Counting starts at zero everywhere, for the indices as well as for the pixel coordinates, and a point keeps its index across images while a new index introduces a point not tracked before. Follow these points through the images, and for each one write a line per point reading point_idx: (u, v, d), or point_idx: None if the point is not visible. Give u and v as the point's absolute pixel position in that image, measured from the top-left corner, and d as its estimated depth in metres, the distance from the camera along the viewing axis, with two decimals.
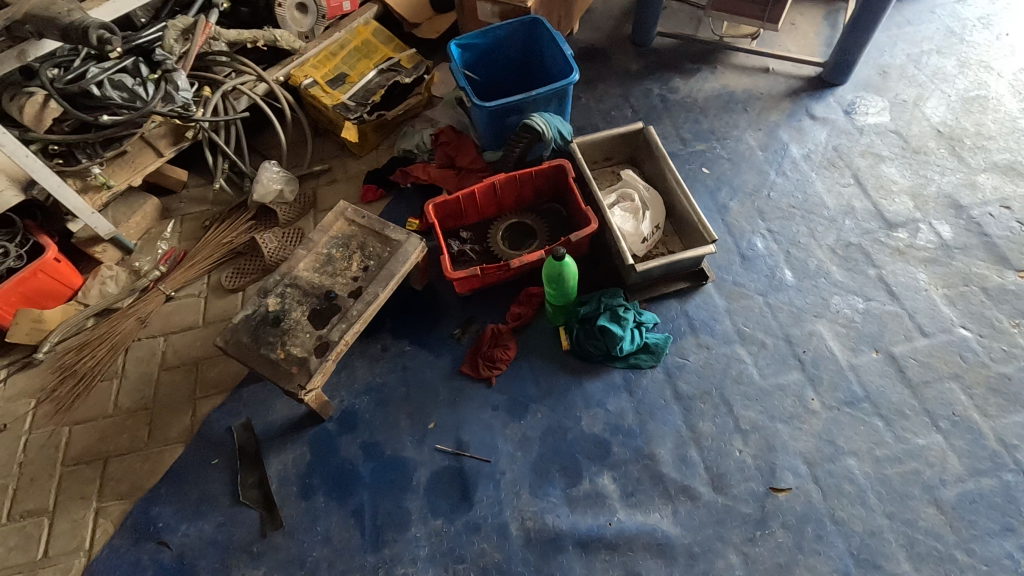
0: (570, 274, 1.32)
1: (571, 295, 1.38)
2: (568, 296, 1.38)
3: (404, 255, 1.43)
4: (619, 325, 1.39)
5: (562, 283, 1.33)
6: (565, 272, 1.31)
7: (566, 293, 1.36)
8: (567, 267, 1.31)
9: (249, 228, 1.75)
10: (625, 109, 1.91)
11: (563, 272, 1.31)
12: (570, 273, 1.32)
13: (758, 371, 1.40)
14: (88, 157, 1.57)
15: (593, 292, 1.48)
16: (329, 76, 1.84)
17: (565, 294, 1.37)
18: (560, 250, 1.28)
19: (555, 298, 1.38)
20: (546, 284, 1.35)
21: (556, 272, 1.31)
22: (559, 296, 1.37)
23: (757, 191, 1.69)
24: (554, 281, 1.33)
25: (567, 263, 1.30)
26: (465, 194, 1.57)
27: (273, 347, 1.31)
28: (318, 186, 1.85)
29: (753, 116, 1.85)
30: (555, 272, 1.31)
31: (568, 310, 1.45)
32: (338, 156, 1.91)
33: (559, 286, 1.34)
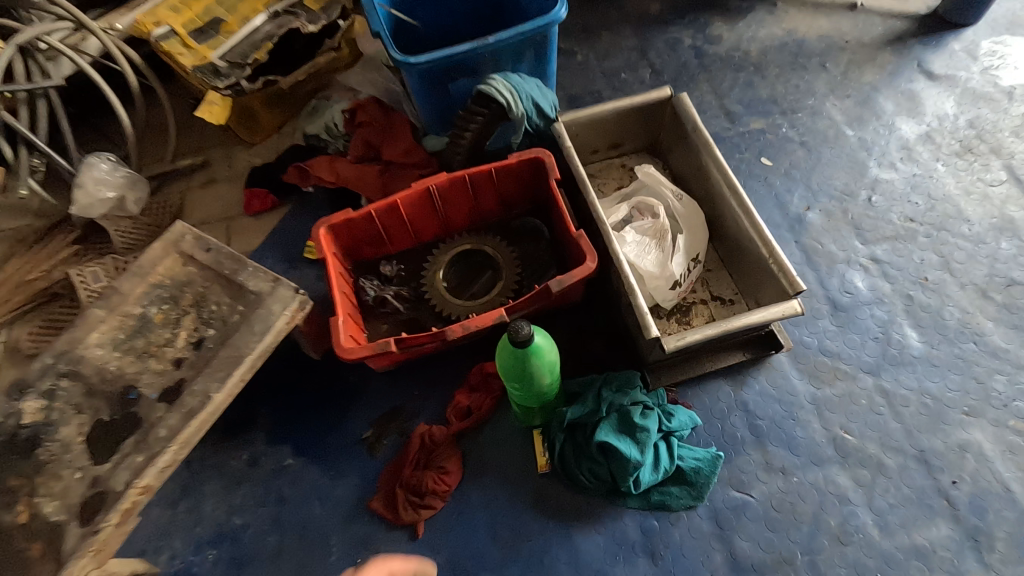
0: (544, 364, 0.74)
1: (548, 392, 0.79)
2: (545, 394, 0.79)
3: (262, 320, 0.84)
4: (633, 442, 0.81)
5: (530, 379, 0.75)
6: (532, 361, 0.73)
7: (538, 392, 0.78)
8: (537, 352, 0.72)
9: (72, 257, 1.14)
10: (641, 69, 1.28)
11: (529, 361, 0.73)
12: (544, 362, 0.74)
13: (876, 520, 0.81)
14: None
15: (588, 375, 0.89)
16: (194, 23, 1.19)
17: (540, 392, 0.79)
18: (524, 326, 0.69)
19: (521, 397, 0.80)
20: (503, 380, 0.76)
21: (518, 361, 0.73)
22: (525, 396, 0.78)
23: (852, 194, 1.07)
24: (515, 376, 0.75)
25: (536, 346, 0.72)
26: (382, 209, 0.97)
27: (15, 502, 0.74)
28: (188, 190, 1.27)
29: (836, 76, 1.22)
30: (515, 362, 0.73)
31: (545, 409, 0.85)
32: (221, 144, 1.31)
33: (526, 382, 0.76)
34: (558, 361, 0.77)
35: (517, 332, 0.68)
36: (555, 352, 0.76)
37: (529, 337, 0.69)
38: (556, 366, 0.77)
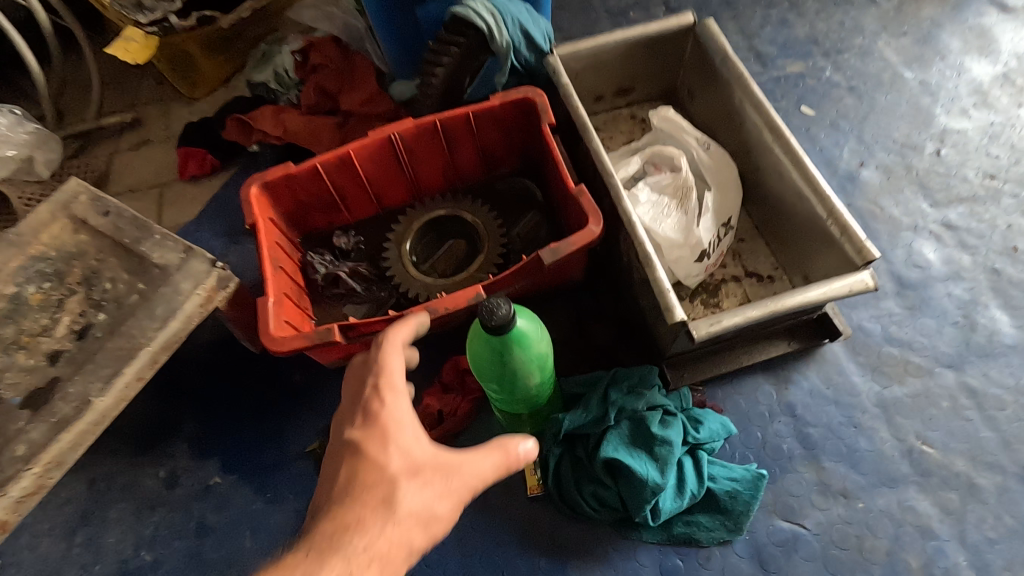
0: (531, 358, 0.55)
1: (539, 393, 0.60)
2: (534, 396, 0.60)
3: (165, 302, 0.64)
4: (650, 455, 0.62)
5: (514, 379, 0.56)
6: (513, 355, 0.53)
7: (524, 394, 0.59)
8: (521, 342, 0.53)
9: None
10: (653, 7, 1.07)
11: (511, 355, 0.53)
12: (531, 355, 0.54)
13: (967, 558, 0.62)
14: None
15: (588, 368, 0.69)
16: None
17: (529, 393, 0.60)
18: (502, 306, 0.50)
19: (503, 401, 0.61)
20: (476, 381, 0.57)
21: (495, 355, 0.53)
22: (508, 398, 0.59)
23: (915, 148, 0.87)
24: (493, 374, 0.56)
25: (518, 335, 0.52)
26: (331, 164, 0.77)
27: None
28: (116, 154, 1.07)
29: (888, 10, 1.01)
30: (492, 357, 0.54)
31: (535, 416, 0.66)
32: (155, 99, 1.11)
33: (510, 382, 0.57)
34: (551, 353, 0.58)
35: (489, 316, 0.49)
36: (546, 340, 0.57)
37: (509, 322, 0.49)
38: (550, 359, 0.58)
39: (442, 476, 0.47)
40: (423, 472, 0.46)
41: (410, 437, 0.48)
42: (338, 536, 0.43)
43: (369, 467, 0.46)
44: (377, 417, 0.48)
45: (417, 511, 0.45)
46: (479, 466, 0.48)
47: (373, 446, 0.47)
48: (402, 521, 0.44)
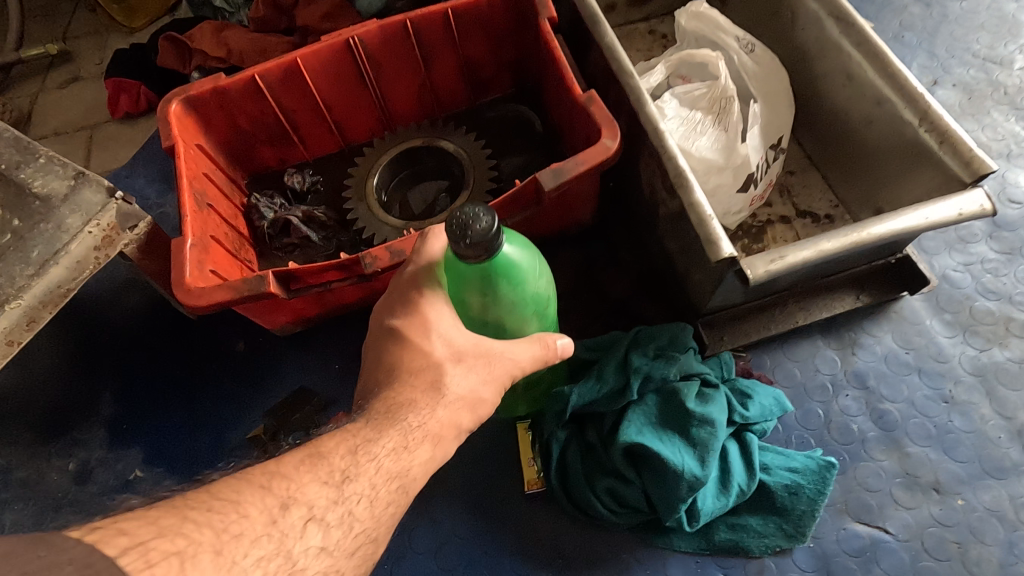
0: (527, 292, 0.40)
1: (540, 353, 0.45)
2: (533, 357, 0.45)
3: (43, 242, 0.49)
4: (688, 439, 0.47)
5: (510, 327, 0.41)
6: (505, 292, 0.38)
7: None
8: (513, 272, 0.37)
9: None
10: None
11: (501, 293, 0.38)
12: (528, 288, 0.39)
13: None
14: None
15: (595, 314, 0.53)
16: None
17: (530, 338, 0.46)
18: (484, 219, 0.33)
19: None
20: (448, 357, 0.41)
21: (480, 297, 0.38)
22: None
23: (1002, 63, 0.71)
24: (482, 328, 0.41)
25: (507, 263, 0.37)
26: (274, 76, 0.61)
27: None
28: (41, 92, 0.91)
29: None
30: (477, 303, 0.38)
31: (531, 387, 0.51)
32: (88, 30, 0.95)
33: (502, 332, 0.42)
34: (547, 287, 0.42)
35: (466, 238, 0.33)
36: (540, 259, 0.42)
37: (496, 238, 0.34)
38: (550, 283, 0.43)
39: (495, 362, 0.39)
40: (472, 359, 0.38)
41: (452, 322, 0.39)
42: (390, 411, 0.37)
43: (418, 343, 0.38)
44: (417, 304, 0.39)
45: (466, 395, 0.38)
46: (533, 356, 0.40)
47: (416, 333, 0.38)
48: (452, 403, 0.38)
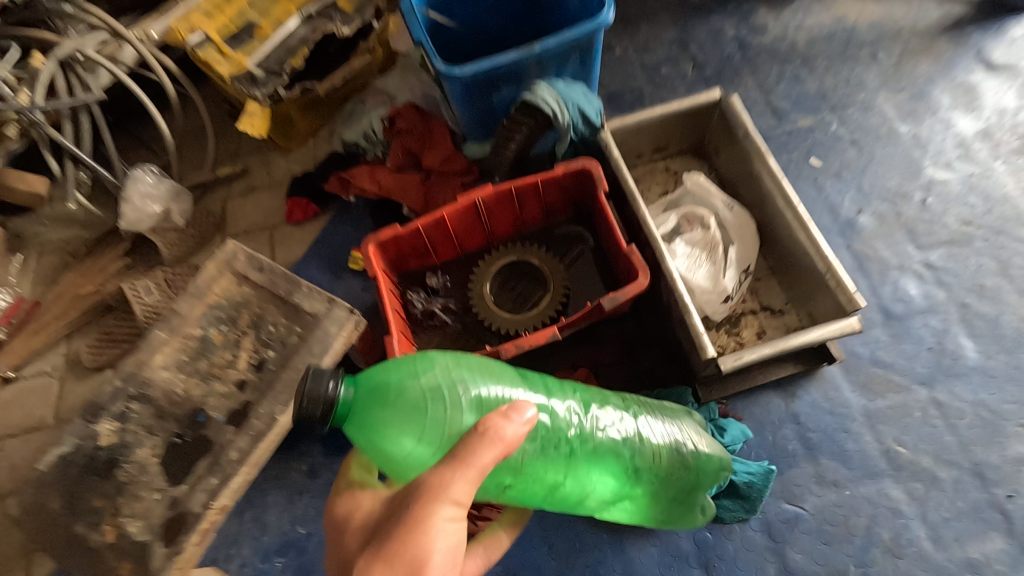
0: (401, 394, 0.57)
1: (544, 438, 0.63)
2: (553, 445, 0.63)
3: (319, 342, 0.86)
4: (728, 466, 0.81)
5: (436, 425, 0.57)
6: (382, 421, 0.57)
7: (519, 451, 0.60)
8: (366, 401, 0.56)
9: (123, 270, 1.19)
10: (683, 63, 1.25)
11: (381, 409, 0.56)
12: (397, 394, 0.57)
13: (930, 533, 0.82)
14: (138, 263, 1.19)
15: (628, 399, 0.78)
16: (228, 29, 1.18)
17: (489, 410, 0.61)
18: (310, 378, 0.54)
19: (614, 474, 0.68)
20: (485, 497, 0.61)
21: (375, 419, 0.56)
22: (533, 469, 0.62)
23: (905, 196, 1.04)
24: (433, 442, 0.57)
25: (352, 415, 0.56)
26: (428, 223, 0.97)
27: (101, 521, 0.78)
28: (229, 198, 1.27)
29: (888, 67, 1.18)
30: (403, 439, 0.57)
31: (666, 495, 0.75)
32: (256, 150, 1.30)
33: (450, 428, 0.58)
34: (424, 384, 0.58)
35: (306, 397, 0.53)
36: (419, 372, 0.59)
37: (324, 384, 0.53)
38: (429, 364, 0.60)
39: (427, 512, 0.49)
40: (395, 517, 0.51)
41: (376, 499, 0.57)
42: None
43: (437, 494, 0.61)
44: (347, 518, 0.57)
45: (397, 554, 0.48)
46: (449, 483, 0.50)
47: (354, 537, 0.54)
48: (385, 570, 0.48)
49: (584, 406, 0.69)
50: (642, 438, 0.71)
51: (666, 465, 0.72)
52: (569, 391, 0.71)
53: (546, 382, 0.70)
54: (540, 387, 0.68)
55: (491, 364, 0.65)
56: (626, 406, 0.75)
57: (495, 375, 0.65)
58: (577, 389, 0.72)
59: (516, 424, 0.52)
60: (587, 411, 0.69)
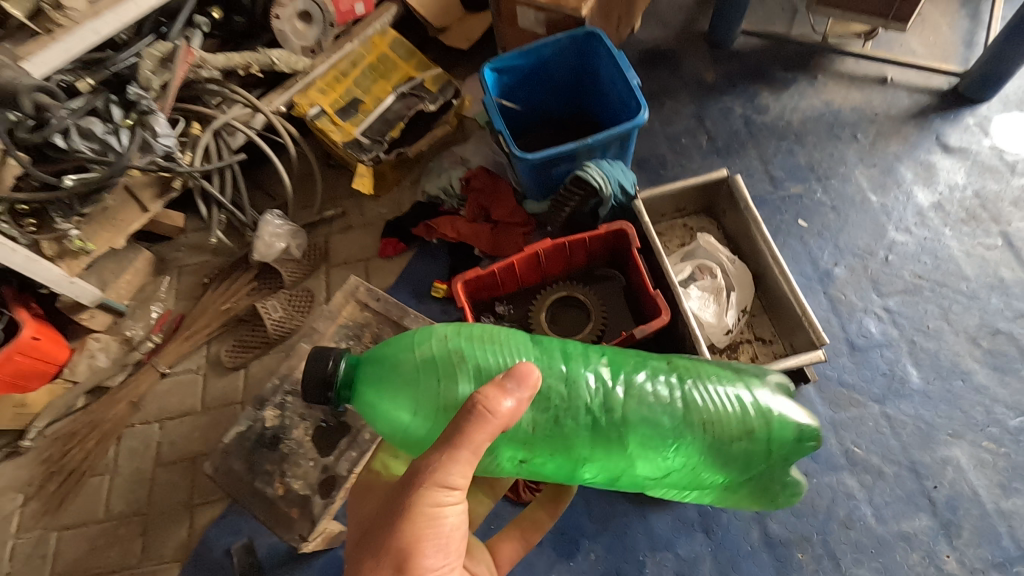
0: (395, 371, 0.74)
1: (557, 409, 0.75)
2: (570, 417, 0.75)
3: None
4: (812, 434, 0.83)
5: (429, 398, 0.73)
6: (384, 397, 0.74)
7: (529, 423, 0.74)
8: (369, 375, 0.75)
9: (251, 290, 1.50)
10: (699, 135, 1.54)
11: (380, 383, 0.74)
12: (395, 370, 0.75)
13: (874, 512, 1.10)
14: (261, 289, 1.51)
15: (677, 362, 0.83)
16: (339, 103, 1.52)
17: (480, 379, 0.74)
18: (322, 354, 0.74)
19: (654, 442, 0.76)
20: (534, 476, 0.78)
21: (378, 393, 0.74)
22: (557, 443, 0.74)
23: (871, 253, 1.33)
24: (427, 414, 0.73)
25: (362, 392, 0.75)
26: (501, 267, 1.27)
27: (271, 479, 1.09)
28: (330, 234, 1.57)
29: (865, 146, 1.47)
30: (403, 413, 0.74)
31: (730, 458, 0.79)
32: (349, 195, 1.61)
33: (443, 401, 0.73)
34: (415, 361, 0.74)
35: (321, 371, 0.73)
36: (416, 353, 0.75)
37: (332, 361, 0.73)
38: (423, 342, 0.76)
39: (431, 492, 0.62)
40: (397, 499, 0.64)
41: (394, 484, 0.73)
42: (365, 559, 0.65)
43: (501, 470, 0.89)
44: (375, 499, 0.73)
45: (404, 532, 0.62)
46: (449, 471, 0.62)
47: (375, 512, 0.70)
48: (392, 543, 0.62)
49: (612, 378, 0.78)
50: (690, 402, 0.78)
51: (725, 427, 0.78)
52: (597, 365, 0.79)
53: (567, 352, 0.80)
54: (559, 363, 0.79)
55: (487, 335, 0.78)
56: (676, 372, 0.81)
57: (490, 346, 0.77)
58: (605, 362, 0.80)
59: (506, 405, 0.63)
60: (615, 384, 0.78)
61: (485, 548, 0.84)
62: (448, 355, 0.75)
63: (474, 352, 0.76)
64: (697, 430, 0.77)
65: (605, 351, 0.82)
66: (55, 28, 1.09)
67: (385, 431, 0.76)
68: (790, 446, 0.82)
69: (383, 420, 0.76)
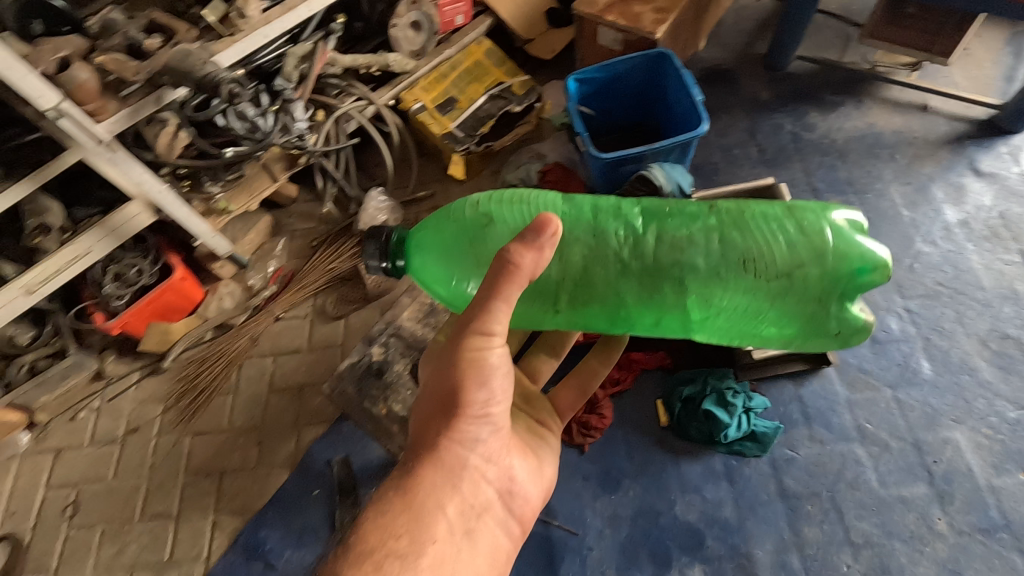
0: (439, 237, 0.97)
1: (588, 258, 0.92)
2: (601, 265, 0.92)
3: None
4: (881, 264, 0.88)
5: (469, 252, 0.95)
6: (433, 261, 0.97)
7: (559, 273, 0.92)
8: (420, 244, 0.98)
9: (354, 255, 1.78)
10: (750, 147, 1.73)
11: (428, 249, 0.97)
12: (439, 237, 0.97)
13: (878, 477, 1.29)
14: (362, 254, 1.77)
15: (720, 209, 0.93)
16: (438, 100, 1.79)
17: (507, 233, 0.95)
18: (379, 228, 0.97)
19: (688, 281, 0.90)
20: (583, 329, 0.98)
21: (428, 257, 0.97)
22: (592, 292, 0.92)
23: (897, 260, 1.51)
24: (469, 266, 0.95)
25: (414, 258, 0.98)
26: None
27: (376, 401, 1.35)
28: (420, 212, 1.84)
29: (901, 165, 1.64)
30: (451, 270, 0.96)
31: (770, 287, 0.90)
32: (438, 180, 1.88)
33: (480, 254, 0.95)
34: (452, 226, 0.97)
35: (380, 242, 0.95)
36: (453, 221, 0.97)
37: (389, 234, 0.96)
38: (459, 211, 0.98)
39: (474, 337, 0.76)
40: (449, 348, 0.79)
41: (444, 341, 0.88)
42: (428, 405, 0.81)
43: (560, 338, 1.17)
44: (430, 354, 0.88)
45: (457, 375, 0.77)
46: (489, 319, 0.75)
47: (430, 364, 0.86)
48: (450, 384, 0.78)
49: (643, 229, 0.93)
50: (725, 243, 0.90)
51: (763, 262, 0.89)
52: (629, 219, 0.94)
53: (600, 213, 0.94)
54: (590, 217, 0.94)
55: (514, 199, 0.98)
56: (711, 217, 0.92)
57: (517, 208, 0.97)
58: (637, 216, 0.94)
59: (528, 259, 0.72)
60: (644, 234, 0.92)
61: (546, 401, 1.13)
62: (477, 217, 0.96)
63: (501, 213, 0.96)
64: (733, 266, 0.90)
65: (641, 204, 0.96)
66: (238, 31, 1.37)
67: (437, 292, 0.99)
68: (839, 273, 0.89)
69: (434, 281, 0.99)
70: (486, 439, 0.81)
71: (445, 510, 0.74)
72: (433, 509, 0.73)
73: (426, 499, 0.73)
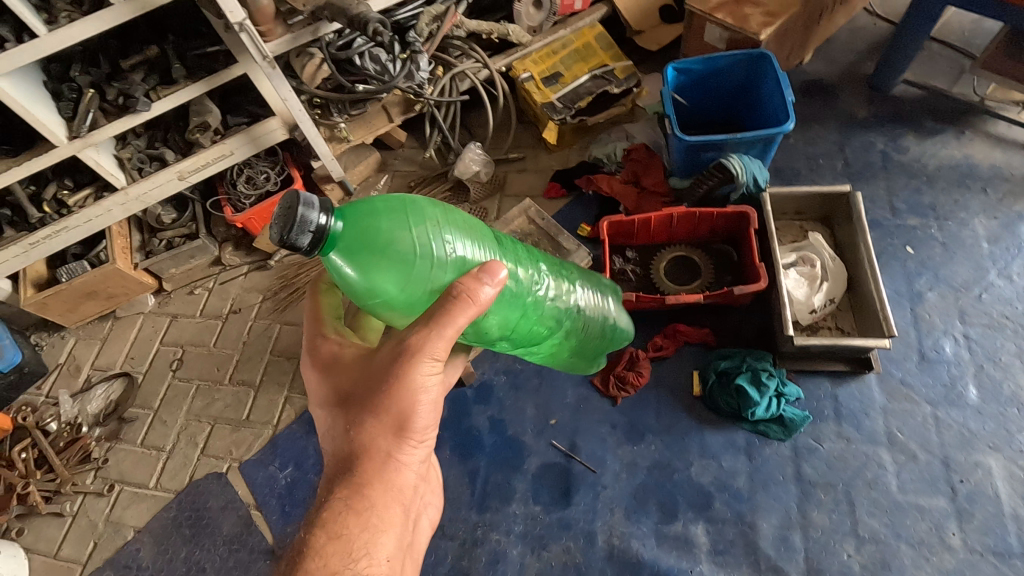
0: (391, 247, 0.80)
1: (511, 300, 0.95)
2: (516, 310, 0.97)
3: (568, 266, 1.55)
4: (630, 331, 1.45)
5: (419, 279, 0.82)
6: (374, 275, 0.80)
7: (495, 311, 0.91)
8: (354, 241, 0.78)
9: (444, 199, 1.98)
10: (836, 159, 1.77)
11: (370, 256, 0.79)
12: (388, 245, 0.80)
13: (898, 483, 1.32)
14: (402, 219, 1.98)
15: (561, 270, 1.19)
16: (545, 73, 1.96)
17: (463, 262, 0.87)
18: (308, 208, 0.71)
19: (547, 327, 1.10)
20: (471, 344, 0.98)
21: (366, 264, 0.79)
22: (507, 324, 0.95)
23: (966, 288, 1.51)
24: (414, 291, 0.83)
25: (357, 263, 0.78)
26: (641, 219, 1.59)
27: None
28: (510, 171, 2.01)
29: (991, 200, 1.63)
30: (389, 286, 0.81)
31: (586, 340, 1.28)
32: (531, 147, 2.05)
33: (432, 283, 0.84)
34: (408, 240, 0.81)
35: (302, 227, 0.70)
36: (411, 233, 0.81)
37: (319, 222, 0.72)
38: (416, 222, 0.82)
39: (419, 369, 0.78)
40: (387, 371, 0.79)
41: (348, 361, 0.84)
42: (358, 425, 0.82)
43: None
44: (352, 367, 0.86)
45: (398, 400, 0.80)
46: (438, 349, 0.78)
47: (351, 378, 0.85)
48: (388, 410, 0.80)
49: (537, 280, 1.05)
50: (568, 299, 1.16)
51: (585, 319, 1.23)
52: (529, 267, 1.04)
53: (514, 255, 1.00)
54: (512, 261, 0.98)
55: (467, 225, 0.90)
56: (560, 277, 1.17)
57: (468, 236, 0.89)
58: (532, 266, 1.06)
59: (486, 292, 0.78)
60: (539, 285, 1.05)
61: None
62: (437, 238, 0.84)
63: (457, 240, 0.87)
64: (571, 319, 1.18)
65: (528, 254, 1.08)
66: None
67: (362, 301, 0.83)
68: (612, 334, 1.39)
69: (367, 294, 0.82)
70: (423, 457, 0.85)
71: (393, 532, 0.80)
72: (384, 529, 0.80)
73: (377, 523, 0.79)
